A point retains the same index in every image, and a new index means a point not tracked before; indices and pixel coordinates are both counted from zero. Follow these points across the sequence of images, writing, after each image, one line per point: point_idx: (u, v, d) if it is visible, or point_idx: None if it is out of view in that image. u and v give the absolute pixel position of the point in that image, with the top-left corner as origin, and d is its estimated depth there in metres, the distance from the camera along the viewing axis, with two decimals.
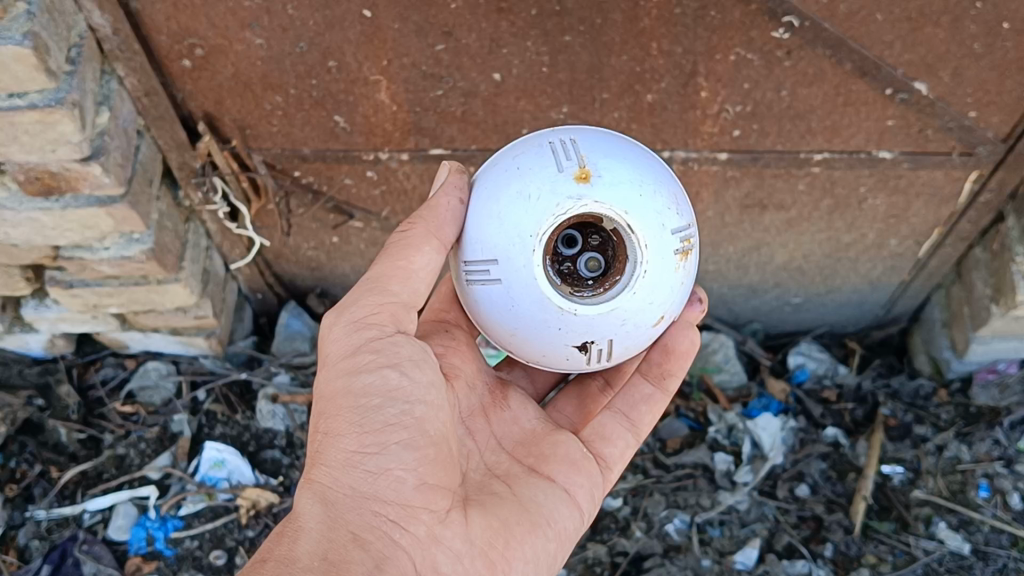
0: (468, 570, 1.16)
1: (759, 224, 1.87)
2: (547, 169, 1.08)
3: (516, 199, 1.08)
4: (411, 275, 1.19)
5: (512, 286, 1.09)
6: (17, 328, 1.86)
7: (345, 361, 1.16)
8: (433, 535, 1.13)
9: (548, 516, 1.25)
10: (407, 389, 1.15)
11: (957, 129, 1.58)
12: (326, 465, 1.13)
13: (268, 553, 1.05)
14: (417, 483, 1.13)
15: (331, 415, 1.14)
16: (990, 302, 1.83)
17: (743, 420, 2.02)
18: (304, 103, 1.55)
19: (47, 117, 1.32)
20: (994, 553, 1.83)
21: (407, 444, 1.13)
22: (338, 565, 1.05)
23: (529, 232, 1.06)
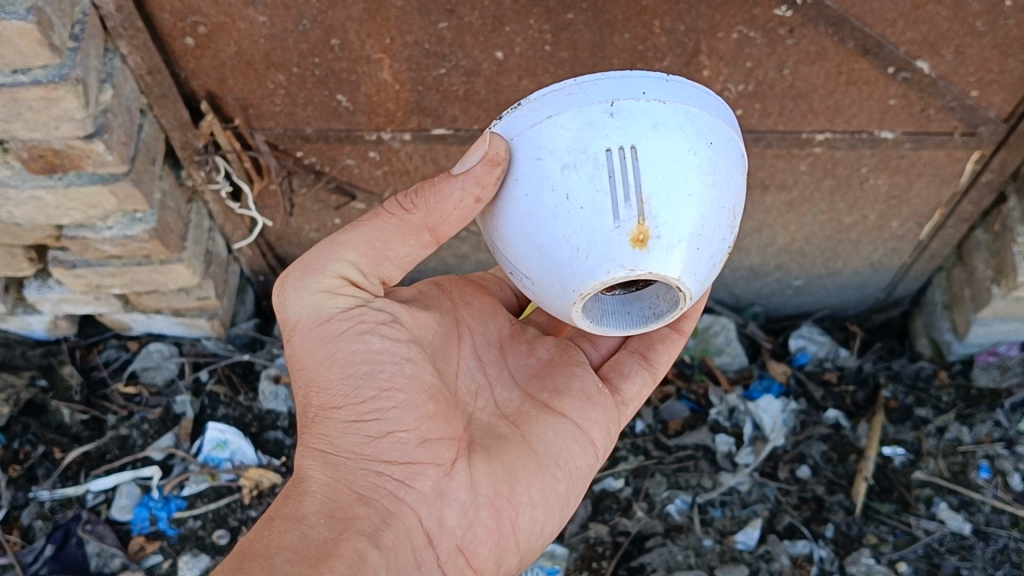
0: (474, 521, 1.18)
1: (760, 205, 1.87)
2: (601, 215, 0.97)
3: (560, 241, 1.00)
4: (383, 258, 1.18)
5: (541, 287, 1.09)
6: (20, 309, 1.87)
7: (323, 330, 1.16)
8: (438, 488, 1.15)
9: (558, 457, 1.26)
10: (390, 350, 1.15)
11: (959, 109, 1.58)
12: (323, 431, 1.16)
13: (276, 511, 1.09)
14: (419, 441, 1.14)
15: (319, 386, 1.16)
16: (991, 283, 1.84)
17: (744, 402, 2.03)
18: (306, 82, 1.55)
19: (51, 93, 1.32)
20: (994, 533, 1.83)
21: (405, 405, 1.14)
22: (345, 521, 1.08)
23: (572, 286, 1.04)
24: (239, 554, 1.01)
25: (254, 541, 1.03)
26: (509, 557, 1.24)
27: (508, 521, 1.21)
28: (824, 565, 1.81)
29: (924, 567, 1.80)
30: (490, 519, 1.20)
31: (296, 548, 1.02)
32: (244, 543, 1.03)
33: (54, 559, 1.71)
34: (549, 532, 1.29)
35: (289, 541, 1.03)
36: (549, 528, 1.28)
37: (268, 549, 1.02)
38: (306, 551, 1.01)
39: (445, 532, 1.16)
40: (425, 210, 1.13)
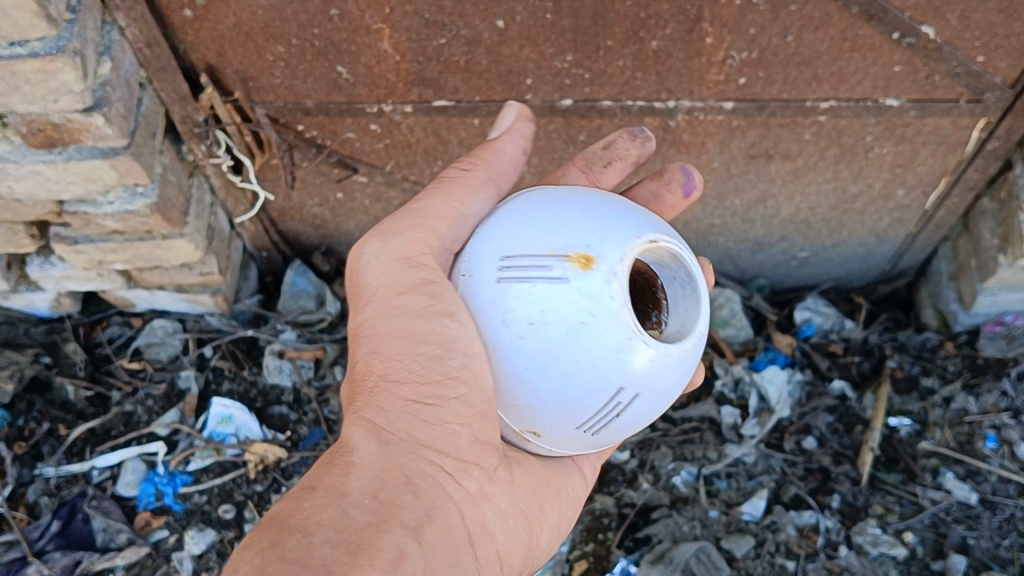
0: (510, 529, 1.20)
1: (765, 174, 1.85)
2: (546, 287, 1.02)
3: (565, 333, 1.01)
4: (457, 220, 1.19)
5: (651, 382, 1.05)
6: (22, 287, 1.86)
7: (399, 299, 1.16)
8: (482, 491, 1.16)
9: (569, 486, 1.31)
10: (467, 338, 1.09)
11: (964, 74, 1.57)
12: (380, 404, 1.15)
13: (317, 483, 1.06)
14: (472, 438, 1.14)
15: (388, 359, 1.16)
16: (997, 253, 1.82)
17: (749, 373, 2.02)
18: (306, 53, 1.54)
19: (48, 65, 1.31)
20: (1002, 502, 1.82)
21: (467, 399, 1.11)
22: (392, 508, 1.05)
23: (628, 335, 1.00)
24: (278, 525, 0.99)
25: (293, 513, 1.01)
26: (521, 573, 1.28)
27: (534, 536, 1.25)
28: (830, 535, 1.81)
29: (931, 536, 1.81)
30: (521, 531, 1.22)
31: (337, 528, 0.99)
32: (284, 512, 1.01)
33: (60, 535, 1.71)
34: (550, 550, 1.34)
35: (329, 518, 1.00)
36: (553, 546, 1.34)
37: (309, 523, 0.99)
38: (346, 534, 0.99)
39: (487, 536, 1.16)
40: (492, 163, 1.24)
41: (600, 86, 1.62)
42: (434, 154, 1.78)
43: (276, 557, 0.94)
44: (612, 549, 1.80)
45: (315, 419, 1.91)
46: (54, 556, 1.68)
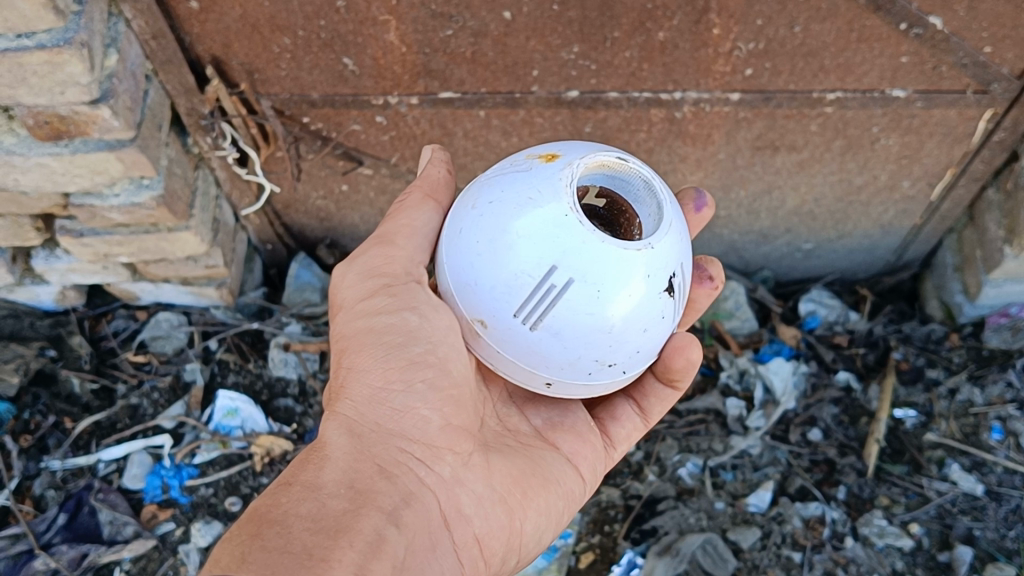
0: (489, 513, 1.21)
1: (770, 166, 1.85)
2: (517, 179, 1.07)
3: (517, 214, 1.04)
4: (414, 232, 1.22)
5: (588, 273, 1.01)
6: (27, 280, 1.85)
7: (361, 303, 1.20)
8: (456, 475, 1.19)
9: (557, 476, 1.30)
10: (428, 328, 1.15)
11: (971, 65, 1.56)
12: (349, 400, 1.17)
13: (294, 477, 1.07)
14: (442, 424, 1.17)
15: (353, 351, 1.18)
16: (1003, 244, 1.82)
17: (754, 365, 2.01)
18: (313, 45, 1.54)
19: (56, 57, 1.31)
20: (1007, 493, 1.82)
21: (432, 383, 1.16)
22: (367, 495, 1.08)
23: (563, 212, 1.01)
24: (257, 517, 1.00)
25: (271, 507, 1.02)
26: (510, 559, 1.26)
27: (518, 521, 1.24)
28: (835, 526, 1.82)
29: (936, 528, 1.81)
30: (502, 516, 1.22)
31: (313, 518, 1.01)
32: (260, 506, 1.03)
33: (66, 528, 1.72)
34: (542, 541, 1.32)
35: (307, 510, 1.01)
36: (545, 537, 1.31)
37: (286, 515, 1.00)
38: (324, 522, 1.00)
39: (462, 520, 1.18)
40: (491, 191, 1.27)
41: (606, 77, 1.62)
42: (439, 146, 1.77)
43: (255, 548, 0.95)
44: (619, 540, 1.81)
45: (320, 412, 1.90)
46: (61, 549, 1.68)
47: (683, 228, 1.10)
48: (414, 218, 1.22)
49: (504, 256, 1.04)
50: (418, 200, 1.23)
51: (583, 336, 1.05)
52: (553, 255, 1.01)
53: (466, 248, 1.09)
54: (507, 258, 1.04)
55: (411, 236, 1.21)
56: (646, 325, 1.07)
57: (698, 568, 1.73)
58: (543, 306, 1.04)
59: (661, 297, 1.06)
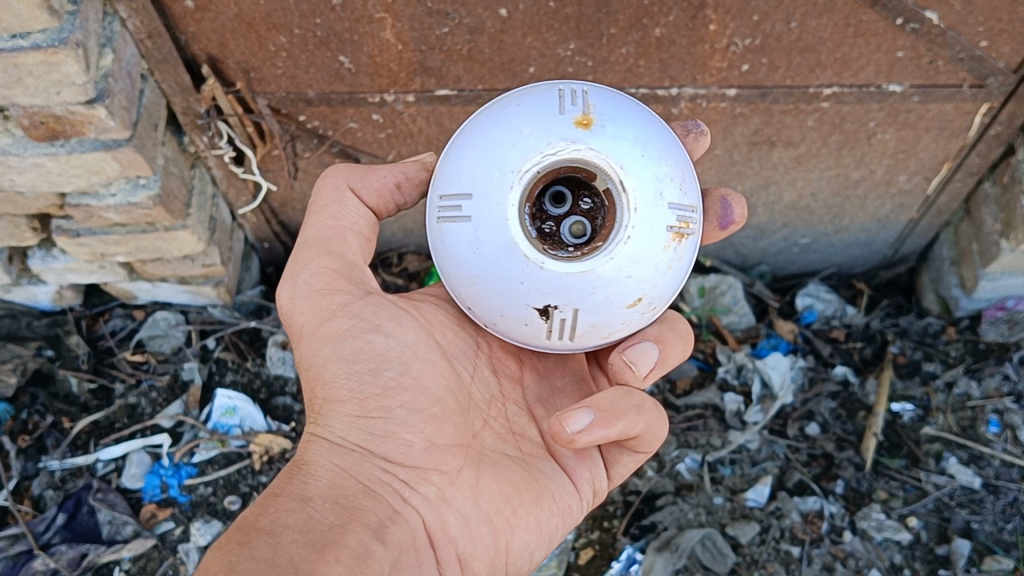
0: (477, 534, 1.18)
1: (767, 161, 1.85)
2: (550, 109, 1.04)
3: (505, 133, 1.04)
4: (343, 234, 1.25)
5: (481, 227, 1.03)
6: (24, 280, 1.85)
7: (323, 328, 1.19)
8: (442, 496, 1.17)
9: (553, 491, 1.25)
10: (395, 350, 1.18)
11: (967, 60, 1.56)
12: (330, 422, 1.19)
13: (281, 490, 1.10)
14: (425, 445, 1.17)
15: (327, 380, 1.18)
16: (999, 237, 1.82)
17: (752, 360, 2.01)
18: (309, 43, 1.53)
19: (51, 57, 1.31)
20: (1005, 486, 1.83)
21: (412, 407, 1.17)
22: (351, 511, 1.10)
23: (511, 168, 1.01)
24: (245, 526, 1.03)
25: (260, 517, 1.04)
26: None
27: (506, 540, 1.20)
28: (834, 520, 1.82)
29: (934, 521, 1.81)
30: (489, 536, 1.19)
31: (300, 530, 1.03)
32: (249, 517, 1.05)
33: (66, 528, 1.72)
34: (536, 558, 1.27)
35: (295, 521, 1.04)
36: (538, 554, 1.26)
37: (274, 525, 1.03)
38: (311, 534, 1.03)
39: (446, 539, 1.17)
40: (357, 175, 1.28)
41: (603, 73, 1.61)
42: (436, 143, 1.77)
43: (244, 557, 0.97)
44: (618, 536, 1.81)
45: None
46: (60, 549, 1.68)
47: (615, 282, 1.04)
48: (341, 217, 1.25)
49: (468, 161, 1.06)
50: (338, 193, 1.26)
51: (454, 263, 1.09)
52: (476, 190, 1.04)
53: (460, 145, 1.09)
54: (465, 162, 1.06)
55: (342, 235, 1.25)
56: (503, 314, 1.09)
57: (697, 564, 1.74)
58: (450, 216, 1.07)
59: (525, 306, 1.06)
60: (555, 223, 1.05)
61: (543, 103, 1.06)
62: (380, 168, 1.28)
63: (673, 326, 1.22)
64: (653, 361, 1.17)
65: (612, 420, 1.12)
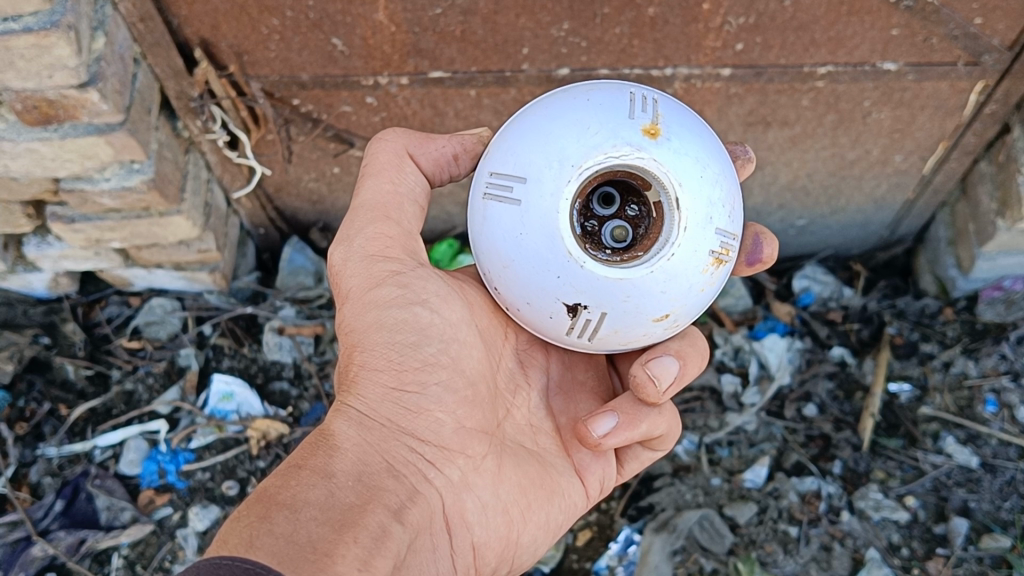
0: (490, 522, 1.20)
1: (763, 142, 1.85)
2: (618, 109, 1.02)
3: (570, 125, 1.02)
4: (399, 200, 1.23)
5: (530, 213, 1.02)
6: (19, 268, 1.85)
7: (370, 294, 1.17)
8: (464, 480, 1.18)
9: (562, 488, 1.29)
10: (437, 327, 1.17)
11: (962, 37, 1.56)
12: (361, 393, 1.16)
13: (303, 462, 1.07)
14: (454, 426, 1.18)
15: (366, 348, 1.16)
16: (996, 216, 1.82)
17: (749, 342, 2.01)
18: (301, 26, 1.53)
19: (43, 40, 1.30)
20: (1002, 465, 1.83)
21: (446, 386, 1.17)
22: (374, 490, 1.07)
23: (572, 161, 0.99)
24: (266, 500, 1.00)
25: (281, 490, 1.01)
26: (500, 567, 1.25)
27: (516, 532, 1.23)
28: (832, 500, 1.82)
29: (932, 500, 1.82)
30: (502, 525, 1.21)
31: (321, 507, 1.00)
32: (270, 490, 1.02)
33: (64, 514, 1.73)
34: (536, 551, 1.31)
35: (316, 498, 1.01)
36: (539, 549, 1.30)
37: (296, 501, 1.00)
38: (331, 513, 0.99)
39: (463, 526, 1.18)
40: (417, 142, 1.27)
41: (597, 54, 1.61)
42: (431, 127, 1.77)
43: (263, 532, 0.94)
44: (616, 517, 1.82)
45: (317, 394, 1.90)
46: (59, 534, 1.69)
47: (648, 296, 1.03)
48: (399, 183, 1.23)
49: (529, 142, 1.04)
50: (399, 159, 1.25)
51: (487, 245, 1.09)
52: (530, 175, 1.02)
53: (523, 124, 1.07)
54: (525, 144, 1.04)
55: (400, 202, 1.23)
56: (530, 302, 1.08)
57: (695, 545, 1.75)
58: (498, 195, 1.06)
59: (555, 299, 1.05)
60: (597, 221, 1.04)
61: (614, 102, 1.04)
62: (440, 137, 1.28)
63: (692, 343, 1.20)
64: (673, 376, 1.15)
65: (635, 423, 1.17)
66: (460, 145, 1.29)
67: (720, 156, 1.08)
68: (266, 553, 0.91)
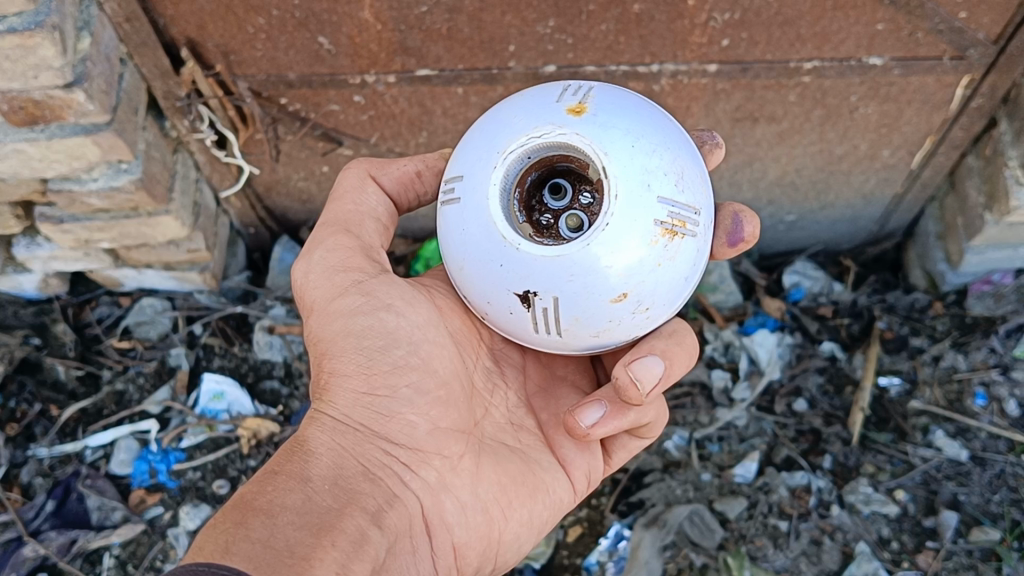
0: (471, 521, 1.20)
1: (751, 137, 1.86)
2: (549, 99, 1.05)
3: (503, 122, 1.05)
4: (360, 218, 1.25)
5: (469, 208, 1.04)
6: (10, 269, 1.85)
7: (334, 304, 1.19)
8: (442, 481, 1.19)
9: (547, 483, 1.28)
10: (405, 330, 1.18)
11: (947, 31, 1.57)
12: (336, 400, 1.17)
13: (280, 468, 1.08)
14: (429, 428, 1.18)
15: (336, 354, 1.18)
16: (984, 210, 1.83)
17: (739, 337, 2.02)
18: (287, 25, 1.53)
19: (27, 41, 1.30)
20: (992, 458, 1.84)
21: (418, 388, 1.17)
22: (350, 494, 1.09)
23: (496, 149, 1.03)
24: (242, 504, 1.01)
25: (258, 494, 1.03)
26: (486, 565, 1.25)
27: (499, 530, 1.23)
28: (822, 495, 1.83)
29: (922, 494, 1.82)
30: (482, 524, 1.21)
31: (298, 511, 1.01)
32: (246, 494, 1.03)
33: (55, 515, 1.73)
34: (523, 548, 1.31)
35: (292, 502, 1.03)
36: (525, 546, 1.30)
37: (273, 505, 1.01)
38: (308, 517, 1.01)
39: (443, 527, 1.18)
40: (378, 163, 1.29)
41: (584, 51, 1.61)
42: (419, 125, 1.77)
43: (240, 536, 0.95)
44: (606, 513, 1.83)
45: (306, 394, 1.89)
46: (50, 535, 1.69)
47: (593, 274, 0.99)
48: (359, 203, 1.26)
49: (473, 146, 1.08)
50: (361, 180, 1.27)
51: (449, 249, 1.10)
52: (469, 172, 1.06)
53: (476, 129, 1.10)
54: (469, 146, 1.08)
55: (361, 220, 1.25)
56: (490, 301, 1.08)
57: (686, 540, 1.75)
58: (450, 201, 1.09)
59: (508, 292, 1.04)
60: (552, 215, 1.05)
61: (545, 95, 1.06)
62: (403, 157, 1.29)
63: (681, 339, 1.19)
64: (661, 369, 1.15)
65: (623, 410, 1.17)
66: (421, 165, 1.29)
67: (674, 140, 1.06)
68: (242, 559, 0.92)
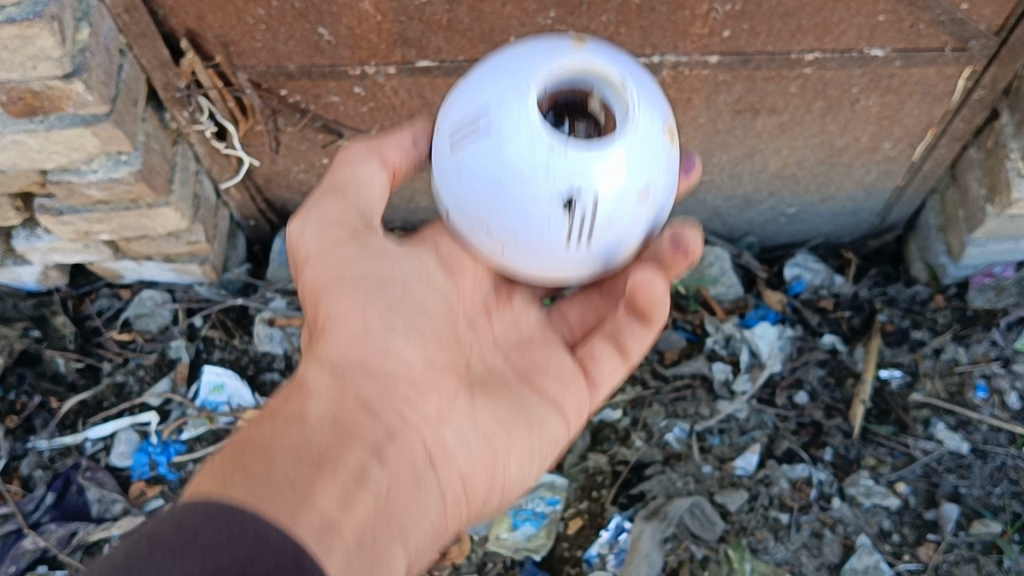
0: (473, 452, 1.14)
1: (751, 129, 1.85)
2: (541, 49, 1.01)
3: (511, 69, 1.00)
4: (357, 188, 1.20)
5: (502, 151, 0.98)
6: (9, 260, 1.85)
7: (332, 251, 1.15)
8: (440, 415, 1.13)
9: (541, 419, 1.22)
10: (401, 275, 1.16)
11: (949, 23, 1.56)
12: (332, 340, 1.10)
13: (275, 410, 1.02)
14: (425, 364, 1.13)
15: (331, 284, 1.13)
16: (985, 203, 1.82)
17: (740, 330, 2.02)
18: (287, 16, 1.52)
19: (26, 31, 1.29)
20: (992, 451, 1.83)
21: (413, 327, 1.13)
22: (351, 430, 1.02)
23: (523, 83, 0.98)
24: (238, 447, 0.96)
25: (255, 435, 0.98)
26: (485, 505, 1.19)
27: (501, 463, 1.18)
28: (823, 487, 1.82)
29: (923, 486, 1.82)
30: (484, 454, 1.16)
31: (298, 450, 0.96)
32: (241, 439, 0.97)
33: (55, 507, 1.74)
34: (520, 488, 1.25)
35: (291, 439, 0.97)
36: (522, 483, 1.24)
37: (271, 442, 0.96)
38: (308, 453, 0.96)
39: (446, 458, 1.12)
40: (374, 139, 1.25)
41: None
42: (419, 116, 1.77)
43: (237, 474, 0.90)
44: (607, 506, 1.82)
45: None
46: (50, 527, 1.70)
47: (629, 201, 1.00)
48: (359, 173, 1.21)
49: (475, 90, 1.03)
50: (359, 154, 1.22)
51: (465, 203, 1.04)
52: (491, 127, 0.98)
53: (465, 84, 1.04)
54: (480, 92, 1.01)
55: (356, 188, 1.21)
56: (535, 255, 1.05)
57: (686, 532, 1.75)
58: (465, 142, 1.02)
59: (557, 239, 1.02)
60: None
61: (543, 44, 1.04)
62: (396, 131, 1.26)
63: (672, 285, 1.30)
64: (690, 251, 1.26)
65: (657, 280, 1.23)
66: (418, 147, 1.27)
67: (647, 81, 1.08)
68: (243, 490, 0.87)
